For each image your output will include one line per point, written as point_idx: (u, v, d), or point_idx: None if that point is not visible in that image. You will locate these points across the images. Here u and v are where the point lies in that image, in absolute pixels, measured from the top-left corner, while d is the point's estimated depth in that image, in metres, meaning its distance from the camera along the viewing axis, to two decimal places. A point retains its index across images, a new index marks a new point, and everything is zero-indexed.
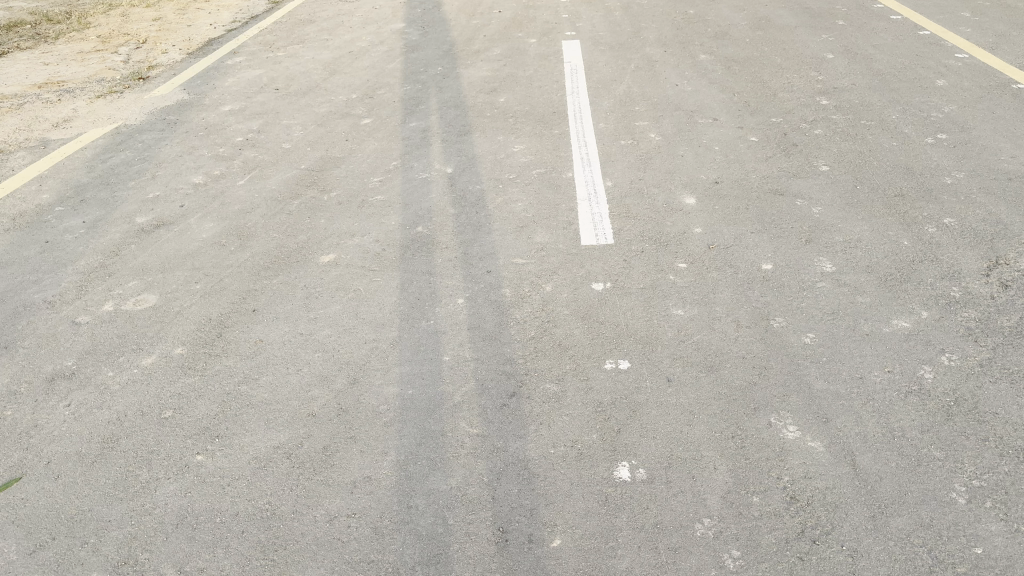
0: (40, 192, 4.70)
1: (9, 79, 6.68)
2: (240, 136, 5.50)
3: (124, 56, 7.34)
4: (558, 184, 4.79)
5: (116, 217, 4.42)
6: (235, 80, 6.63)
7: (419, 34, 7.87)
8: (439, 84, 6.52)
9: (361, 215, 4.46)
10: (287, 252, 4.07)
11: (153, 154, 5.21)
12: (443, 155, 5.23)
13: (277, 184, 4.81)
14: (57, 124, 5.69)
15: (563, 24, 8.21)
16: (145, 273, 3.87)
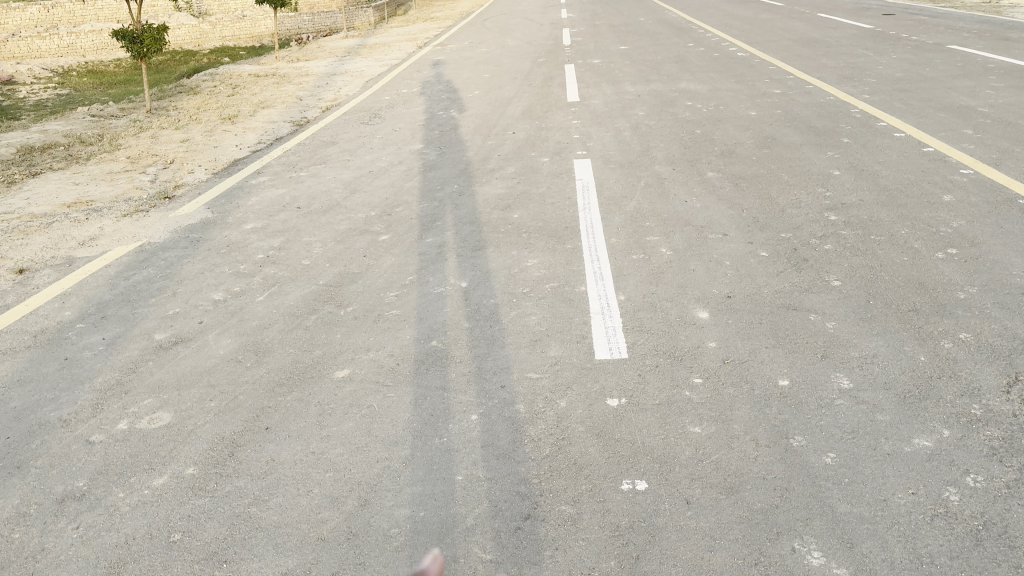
0: (62, 309, 4.79)
1: (41, 199, 6.96)
2: (261, 253, 5.64)
3: (151, 176, 7.66)
4: (571, 298, 4.85)
5: (136, 333, 4.49)
6: (258, 198, 6.87)
7: (436, 154, 8.18)
8: (455, 201, 6.72)
9: (376, 329, 4.51)
10: (302, 368, 4.09)
11: (175, 271, 5.34)
12: (458, 270, 5.33)
13: (295, 299, 4.90)
14: (83, 243, 5.87)
15: (575, 143, 8.52)
16: (161, 390, 3.89)
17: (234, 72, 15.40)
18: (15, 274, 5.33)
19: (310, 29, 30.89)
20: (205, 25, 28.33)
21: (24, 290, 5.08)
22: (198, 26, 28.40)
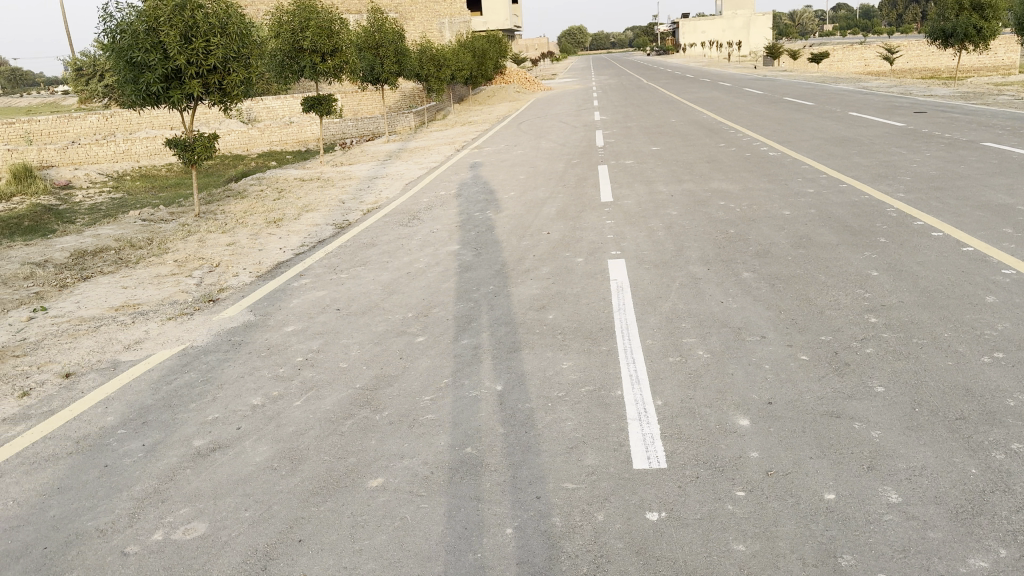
0: (105, 413, 4.88)
1: (90, 302, 7.20)
2: (300, 356, 5.73)
3: (197, 279, 7.91)
4: (608, 402, 4.81)
5: (175, 439, 4.54)
6: (298, 300, 7.03)
7: (472, 255, 8.34)
8: (491, 302, 6.80)
9: (412, 435, 4.50)
10: (336, 476, 4.08)
11: (216, 375, 5.43)
12: (494, 372, 5.34)
13: (332, 404, 4.93)
14: (128, 346, 6.03)
15: (609, 243, 8.63)
16: (197, 500, 3.90)
17: (280, 175, 16.02)
18: (62, 378, 5.47)
19: (353, 134, 32.17)
20: (254, 130, 29.67)
21: (70, 394, 5.20)
22: (247, 132, 29.76)
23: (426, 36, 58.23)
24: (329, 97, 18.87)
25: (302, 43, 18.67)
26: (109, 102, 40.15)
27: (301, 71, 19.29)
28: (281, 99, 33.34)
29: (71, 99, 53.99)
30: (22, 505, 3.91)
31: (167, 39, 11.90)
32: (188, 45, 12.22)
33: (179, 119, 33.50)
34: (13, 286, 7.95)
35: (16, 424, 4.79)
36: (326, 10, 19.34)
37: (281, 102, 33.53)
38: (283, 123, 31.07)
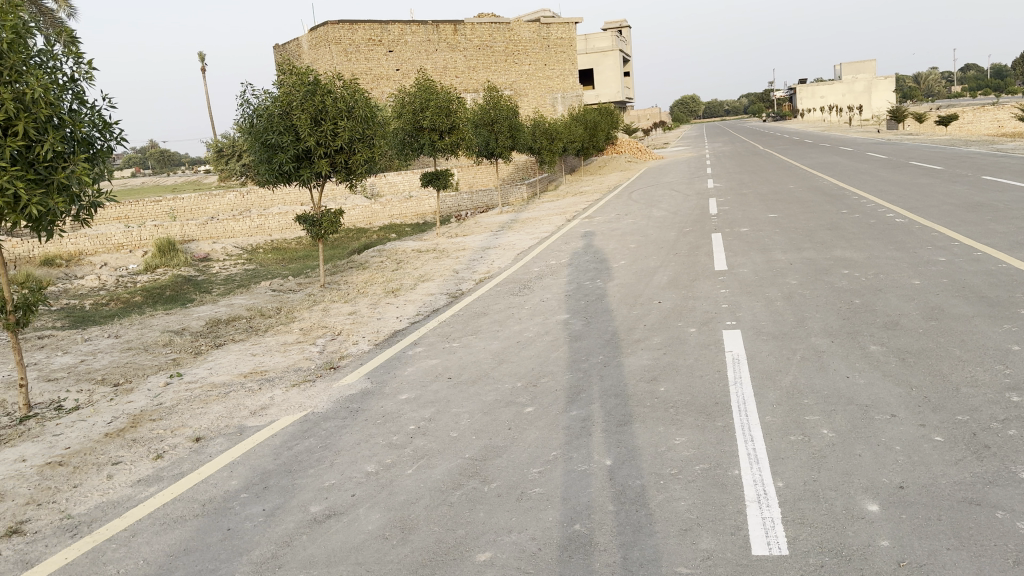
0: (230, 477, 5.13)
1: (222, 369, 7.65)
2: (413, 424, 5.85)
3: (320, 347, 8.29)
4: (724, 483, 4.62)
5: (293, 505, 4.70)
6: (413, 368, 7.23)
7: (583, 324, 8.34)
8: (601, 372, 6.75)
9: (521, 508, 4.47)
10: (446, 548, 4.09)
11: (334, 441, 5.62)
12: (604, 446, 5.26)
13: (442, 474, 4.98)
14: (254, 412, 6.35)
15: (724, 313, 8.42)
16: (312, 566, 4.00)
17: (399, 247, 16.69)
18: (193, 441, 5.81)
19: (468, 206, 33.14)
20: (377, 205, 30.88)
21: (198, 458, 5.49)
22: (370, 206, 30.97)
23: (539, 111, 59.87)
24: (446, 171, 19.58)
25: (422, 121, 19.61)
26: (245, 180, 43.24)
27: (421, 148, 20.20)
28: (401, 174, 34.88)
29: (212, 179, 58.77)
30: (152, 564, 4.11)
31: (299, 123, 12.77)
32: (318, 128, 13.05)
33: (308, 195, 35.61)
34: (155, 353, 8.57)
35: (150, 485, 5.10)
36: (446, 91, 20.24)
37: (401, 177, 35.13)
38: (403, 197, 32.31)
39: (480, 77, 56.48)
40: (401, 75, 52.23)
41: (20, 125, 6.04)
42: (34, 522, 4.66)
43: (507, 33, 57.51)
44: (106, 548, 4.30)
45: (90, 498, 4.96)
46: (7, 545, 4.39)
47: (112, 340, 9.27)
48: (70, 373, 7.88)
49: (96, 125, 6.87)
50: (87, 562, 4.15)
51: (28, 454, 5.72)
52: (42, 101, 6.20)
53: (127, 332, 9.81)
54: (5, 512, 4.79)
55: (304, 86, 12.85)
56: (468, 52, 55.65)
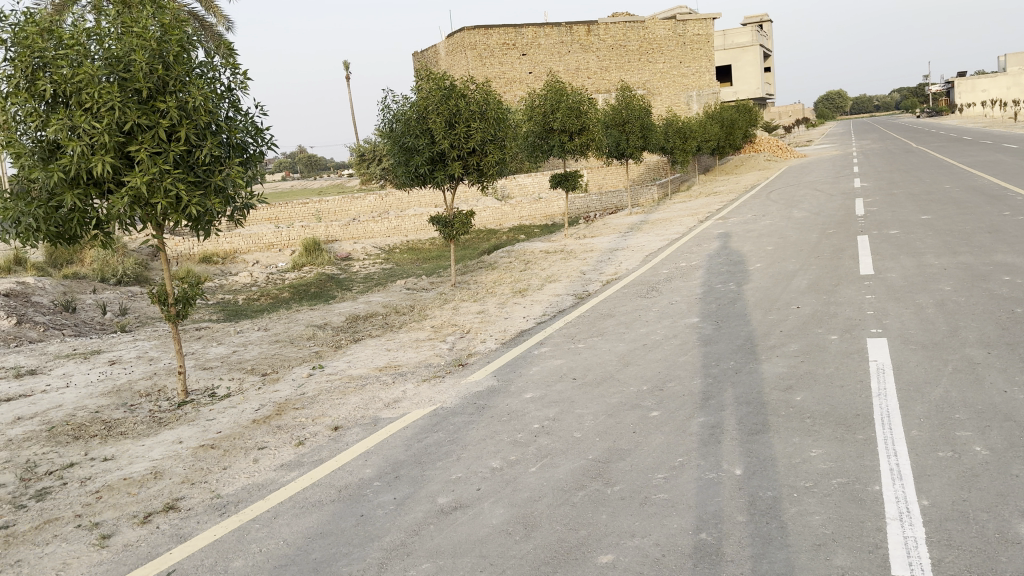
0: (364, 466, 5.39)
1: (359, 362, 8.04)
2: (538, 423, 5.92)
3: (449, 344, 8.54)
4: (862, 498, 4.38)
5: (422, 495, 4.89)
6: (539, 367, 7.31)
7: (714, 328, 8.13)
8: (732, 379, 6.56)
9: (644, 513, 4.43)
10: (568, 547, 4.12)
11: (461, 436, 5.78)
12: (734, 454, 5.12)
13: (565, 473, 5.01)
14: (387, 404, 6.63)
15: (867, 320, 7.97)
16: (438, 556, 4.14)
17: (528, 248, 16.91)
18: (331, 429, 6.14)
19: (598, 207, 33.01)
20: (507, 206, 31.28)
21: (335, 446, 5.80)
22: (500, 208, 31.40)
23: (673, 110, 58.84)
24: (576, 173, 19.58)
25: (552, 123, 19.74)
26: (384, 183, 45.05)
27: (551, 149, 20.32)
28: (533, 176, 35.21)
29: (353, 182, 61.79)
30: (291, 544, 4.39)
31: (434, 126, 13.16)
32: (452, 131, 13.38)
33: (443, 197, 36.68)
34: (298, 345, 9.12)
35: (291, 470, 5.44)
36: (577, 92, 20.21)
37: (532, 179, 35.47)
38: (533, 199, 32.55)
39: (613, 77, 56.08)
40: (534, 78, 52.65)
41: (182, 131, 6.60)
42: (189, 499, 5.08)
43: (642, 32, 56.80)
44: (251, 527, 4.63)
45: (238, 479, 5.35)
46: (166, 519, 4.82)
47: (261, 333, 9.95)
48: (224, 363, 8.53)
49: (249, 131, 7.39)
50: (234, 540, 4.49)
51: (185, 436, 6.24)
52: (202, 109, 6.74)
53: (274, 326, 10.49)
54: (165, 489, 5.25)
55: (439, 90, 13.23)
56: (601, 53, 55.40)
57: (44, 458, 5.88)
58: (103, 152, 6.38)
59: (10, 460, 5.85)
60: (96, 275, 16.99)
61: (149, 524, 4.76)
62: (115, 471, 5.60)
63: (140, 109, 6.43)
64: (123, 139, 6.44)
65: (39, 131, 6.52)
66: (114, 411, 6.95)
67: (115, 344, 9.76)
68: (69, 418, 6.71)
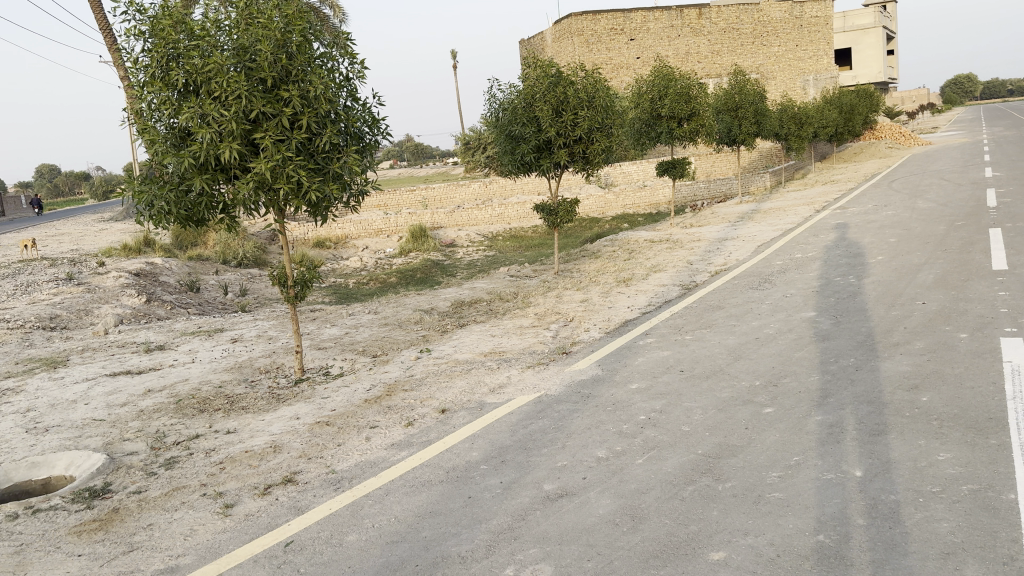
0: (471, 448, 5.44)
1: (464, 347, 8.13)
2: (644, 414, 5.81)
3: (553, 332, 8.52)
4: (997, 506, 4.08)
5: (527, 481, 4.89)
6: (645, 358, 7.19)
7: (831, 323, 7.77)
8: (852, 377, 6.25)
9: (757, 512, 4.27)
10: (677, 542, 4.03)
11: (566, 424, 5.75)
12: (853, 454, 4.88)
13: (673, 466, 4.89)
14: (492, 389, 6.67)
15: (1002, 318, 7.41)
16: (545, 542, 4.13)
17: (632, 236, 16.69)
18: (438, 412, 6.23)
19: (705, 195, 32.17)
20: (610, 195, 30.91)
21: (443, 428, 5.88)
22: (603, 196, 31.05)
23: (788, 95, 56.65)
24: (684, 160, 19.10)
25: (660, 109, 19.36)
26: (489, 171, 45.42)
27: (659, 136, 19.89)
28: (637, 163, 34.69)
29: (459, 171, 62.78)
30: (401, 522, 4.48)
31: (541, 114, 13.14)
32: (559, 119, 13.31)
33: (546, 185, 36.63)
34: (406, 329, 9.30)
35: (401, 449, 5.55)
36: (687, 77, 19.70)
37: (637, 167, 34.96)
38: (637, 186, 32.00)
39: (725, 61, 54.38)
40: (642, 63, 51.64)
41: (304, 120, 6.82)
42: (305, 473, 5.27)
43: (756, 14, 54.83)
44: (364, 503, 4.75)
45: (351, 456, 5.51)
46: (284, 491, 5.01)
47: (371, 316, 10.21)
48: (336, 344, 8.80)
49: (367, 120, 7.56)
50: (347, 514, 4.63)
51: (302, 412, 6.48)
52: (322, 98, 6.94)
53: (384, 309, 10.74)
54: (283, 462, 5.47)
55: (547, 78, 13.18)
56: (712, 36, 53.80)
57: (172, 429, 6.22)
58: (230, 138, 6.67)
59: (142, 430, 6.23)
60: (218, 257, 17.89)
61: (268, 496, 4.96)
62: (237, 444, 5.87)
63: (265, 98, 6.68)
64: (248, 127, 6.71)
65: (172, 119, 6.88)
66: (235, 386, 7.30)
67: (236, 322, 10.26)
68: (196, 391, 7.10)
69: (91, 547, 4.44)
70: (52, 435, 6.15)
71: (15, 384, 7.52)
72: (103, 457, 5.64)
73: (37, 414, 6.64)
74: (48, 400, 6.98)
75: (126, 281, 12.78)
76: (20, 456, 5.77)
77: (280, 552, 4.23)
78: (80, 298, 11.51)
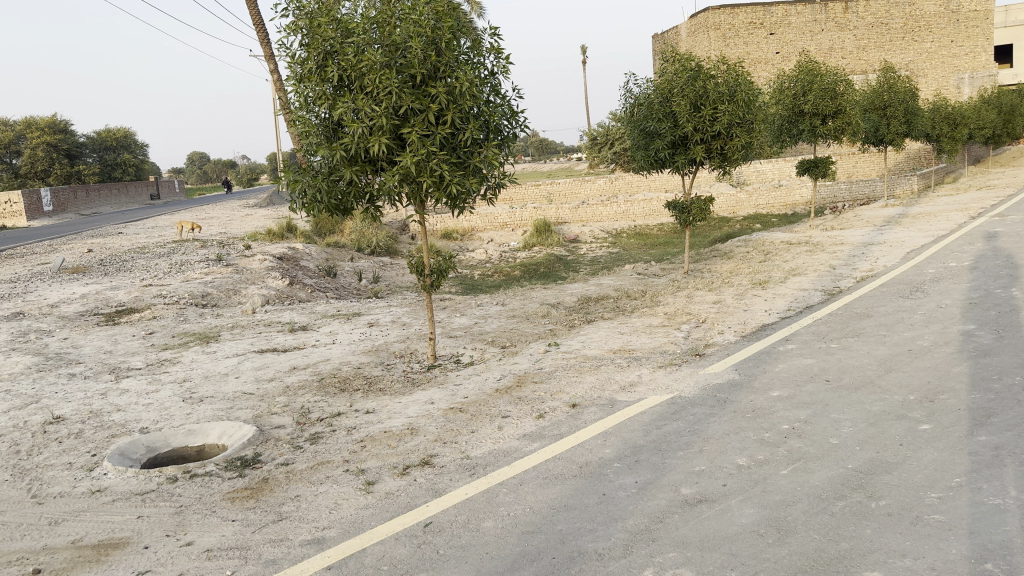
0: (603, 446, 5.39)
1: (594, 343, 8.09)
2: (787, 423, 5.58)
3: (685, 332, 8.33)
4: None
5: (664, 483, 4.79)
6: (786, 365, 6.90)
7: (992, 338, 7.21)
8: (1019, 395, 5.77)
9: (914, 534, 4.00)
10: (827, 559, 3.83)
11: (702, 428, 5.60)
12: (1022, 480, 4.49)
13: (821, 480, 4.66)
14: (623, 388, 6.58)
15: None
16: (685, 547, 4.02)
17: (768, 237, 16.11)
18: (570, 406, 6.22)
19: (846, 197, 30.60)
20: (743, 194, 29.74)
21: (574, 423, 5.86)
22: (735, 195, 29.85)
23: (940, 93, 53.03)
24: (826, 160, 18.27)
25: (803, 106, 18.62)
26: (616, 168, 45.14)
27: (800, 134, 19.11)
28: (772, 162, 33.59)
29: (586, 167, 62.88)
30: (537, 513, 4.48)
31: (678, 109, 12.92)
32: (697, 113, 13.00)
33: (674, 182, 36.03)
34: (535, 322, 9.35)
35: (533, 440, 5.57)
36: (835, 72, 18.83)
37: (772, 165, 33.79)
38: (771, 186, 30.79)
39: (872, 57, 51.62)
40: (782, 58, 49.98)
41: (449, 115, 6.94)
42: (441, 457, 5.38)
43: (908, 8, 51.75)
44: (498, 491, 4.79)
45: (484, 444, 5.58)
46: (422, 473, 5.12)
47: (499, 308, 10.31)
48: (466, 333, 8.96)
49: (507, 114, 7.60)
50: (483, 500, 4.68)
51: (436, 398, 6.62)
52: (468, 94, 7.02)
53: (512, 301, 10.84)
54: (419, 445, 5.60)
55: (686, 72, 12.93)
56: (859, 30, 51.21)
57: (316, 405, 6.50)
58: (380, 132, 6.89)
59: (288, 404, 6.53)
60: (353, 245, 18.63)
61: (407, 476, 5.08)
62: (377, 424, 6.07)
63: (413, 94, 6.83)
64: (397, 122, 6.90)
65: (326, 112, 7.16)
66: (372, 368, 7.55)
67: (372, 308, 10.61)
68: (336, 371, 7.40)
69: (244, 513, 4.68)
70: (206, 405, 6.55)
71: (172, 356, 8.07)
72: (252, 428, 5.95)
73: (193, 385, 7.10)
74: (201, 372, 7.46)
75: (270, 264, 13.48)
76: (178, 423, 6.17)
77: (420, 532, 4.32)
78: (229, 278, 12.24)
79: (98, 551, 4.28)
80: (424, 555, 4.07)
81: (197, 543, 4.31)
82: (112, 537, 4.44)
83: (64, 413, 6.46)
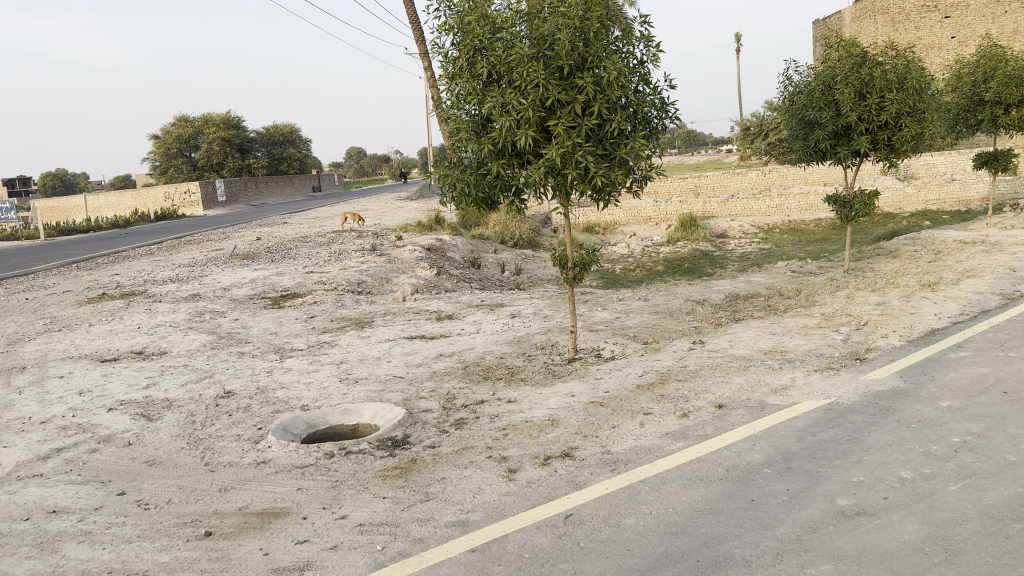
0: (752, 450, 5.21)
1: (742, 343, 7.83)
2: (957, 436, 5.17)
3: (843, 335, 7.90)
4: None
5: (819, 492, 4.57)
6: (957, 374, 6.39)
7: None
8: None
9: None
10: None
11: (861, 437, 5.29)
12: None
13: (995, 500, 4.29)
14: (774, 390, 6.33)
15: None
16: (840, 560, 3.82)
17: (940, 236, 14.95)
18: (716, 407, 6.06)
19: None
20: (910, 188, 27.95)
21: (721, 424, 5.70)
22: (903, 189, 28.08)
23: None
24: (1009, 152, 16.70)
25: (983, 93, 17.12)
26: (768, 161, 43.46)
27: (980, 123, 17.65)
28: (946, 155, 31.22)
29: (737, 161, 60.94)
30: (680, 513, 4.41)
31: (841, 98, 12.24)
32: (861, 102, 12.25)
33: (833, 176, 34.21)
34: (680, 319, 9.17)
35: (677, 439, 5.48)
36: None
37: (945, 158, 31.28)
38: (944, 180, 28.53)
39: None
40: (958, 43, 46.18)
41: (596, 106, 6.93)
42: (582, 450, 5.39)
43: None
44: (640, 488, 4.75)
45: (625, 440, 5.54)
46: (563, 465, 5.17)
47: (642, 303, 10.20)
48: (609, 327, 8.93)
49: (656, 104, 7.49)
50: (625, 496, 4.65)
51: (577, 391, 6.64)
52: (616, 84, 6.98)
53: (656, 297, 10.69)
54: (561, 437, 5.64)
55: (851, 58, 12.21)
56: None
57: (461, 392, 6.70)
58: (527, 125, 6.97)
59: (436, 390, 6.78)
60: (498, 237, 19.01)
61: (548, 467, 5.14)
62: (519, 413, 6.17)
63: (560, 86, 6.87)
64: (544, 114, 6.96)
65: (475, 107, 7.36)
66: (515, 359, 7.67)
67: (516, 299, 10.79)
68: (480, 359, 7.59)
69: (394, 491, 4.91)
70: (361, 387, 6.91)
71: (330, 339, 8.58)
72: (402, 411, 6.22)
73: (349, 367, 7.51)
74: (356, 355, 7.88)
75: (420, 255, 14.00)
76: (335, 402, 6.55)
77: (562, 522, 4.36)
78: (382, 267, 12.83)
79: (262, 519, 4.63)
80: (566, 546, 4.10)
81: (351, 517, 4.56)
82: (274, 506, 4.78)
83: (234, 388, 7.02)
